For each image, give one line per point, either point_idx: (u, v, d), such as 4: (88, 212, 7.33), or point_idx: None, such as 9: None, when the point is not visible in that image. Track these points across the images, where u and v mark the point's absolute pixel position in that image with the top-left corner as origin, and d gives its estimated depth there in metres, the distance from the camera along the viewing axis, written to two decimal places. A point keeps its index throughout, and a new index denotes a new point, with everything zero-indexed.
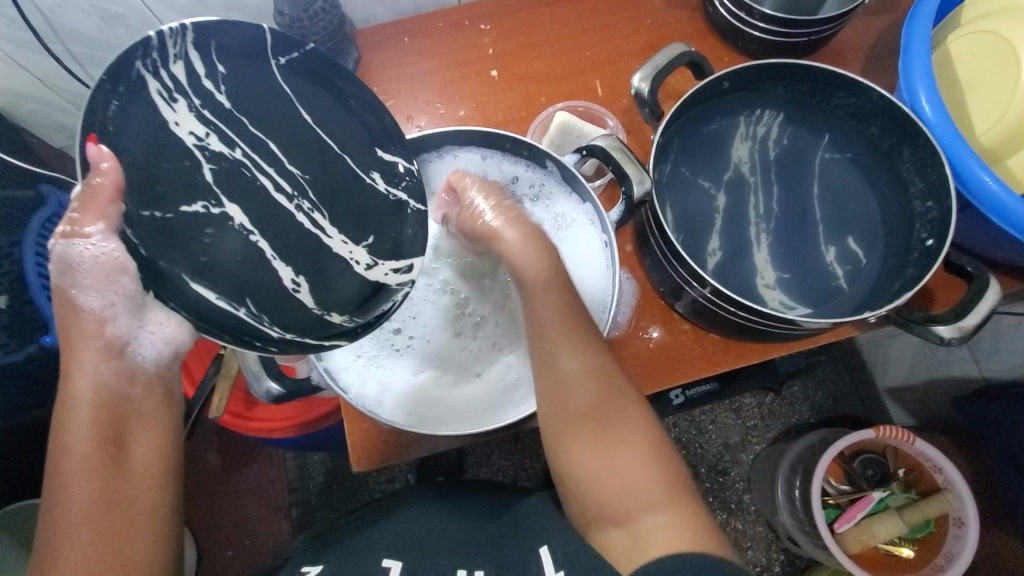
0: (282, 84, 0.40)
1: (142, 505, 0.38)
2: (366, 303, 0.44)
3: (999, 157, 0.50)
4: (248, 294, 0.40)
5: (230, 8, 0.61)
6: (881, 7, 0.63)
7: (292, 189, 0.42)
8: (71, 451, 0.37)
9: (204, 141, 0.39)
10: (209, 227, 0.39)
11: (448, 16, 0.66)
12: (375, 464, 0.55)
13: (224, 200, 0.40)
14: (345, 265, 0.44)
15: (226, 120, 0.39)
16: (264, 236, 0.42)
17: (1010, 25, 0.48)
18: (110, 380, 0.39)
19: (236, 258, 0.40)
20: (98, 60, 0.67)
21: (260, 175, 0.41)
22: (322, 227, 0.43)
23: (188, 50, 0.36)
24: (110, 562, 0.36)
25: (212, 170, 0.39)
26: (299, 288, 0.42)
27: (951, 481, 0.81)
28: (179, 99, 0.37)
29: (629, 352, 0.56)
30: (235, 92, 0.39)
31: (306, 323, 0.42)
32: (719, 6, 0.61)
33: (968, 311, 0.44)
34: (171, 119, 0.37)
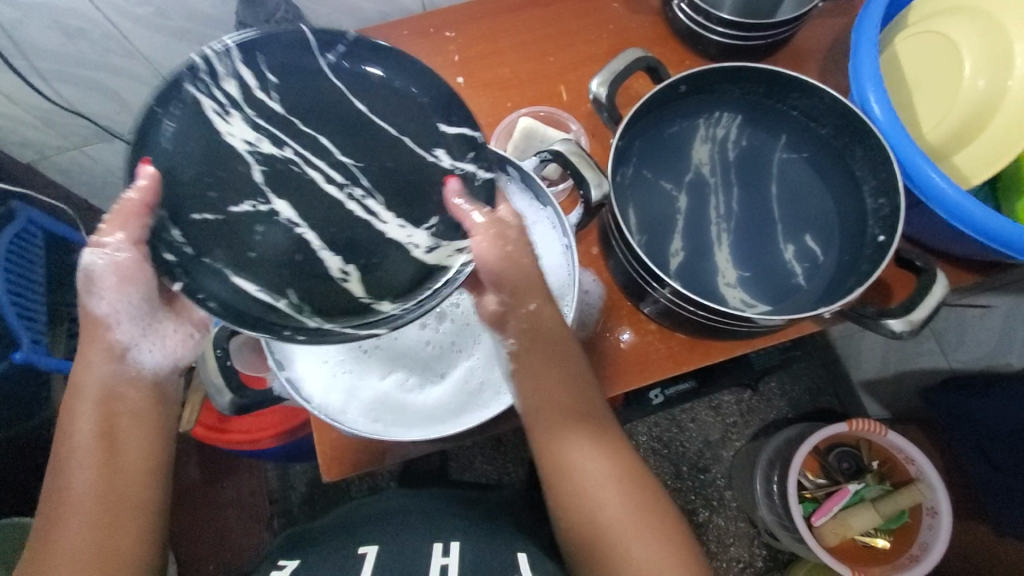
0: (333, 81, 0.43)
1: (131, 500, 0.40)
2: (413, 290, 0.43)
3: (945, 155, 0.50)
4: (291, 285, 0.43)
5: (192, 18, 0.61)
6: (834, 10, 0.65)
7: (345, 177, 0.44)
8: (73, 447, 0.40)
9: (257, 146, 0.43)
10: (260, 224, 0.43)
11: (413, 24, 0.67)
12: (347, 473, 0.55)
13: (273, 198, 0.43)
14: (401, 249, 0.44)
15: (277, 123, 0.43)
16: (311, 228, 0.43)
17: (957, 26, 0.50)
18: (111, 379, 0.42)
19: (279, 250, 0.43)
20: (67, 76, 0.67)
21: (310, 170, 0.44)
22: (376, 212, 0.44)
23: (236, 66, 0.42)
24: (94, 556, 0.38)
25: (265, 170, 0.43)
26: (348, 277, 0.43)
27: (923, 471, 0.82)
28: (233, 112, 0.42)
29: (596, 353, 0.56)
30: (289, 99, 0.43)
31: (345, 311, 0.43)
32: (678, 11, 0.62)
33: (917, 304, 0.45)
34: (227, 130, 0.42)
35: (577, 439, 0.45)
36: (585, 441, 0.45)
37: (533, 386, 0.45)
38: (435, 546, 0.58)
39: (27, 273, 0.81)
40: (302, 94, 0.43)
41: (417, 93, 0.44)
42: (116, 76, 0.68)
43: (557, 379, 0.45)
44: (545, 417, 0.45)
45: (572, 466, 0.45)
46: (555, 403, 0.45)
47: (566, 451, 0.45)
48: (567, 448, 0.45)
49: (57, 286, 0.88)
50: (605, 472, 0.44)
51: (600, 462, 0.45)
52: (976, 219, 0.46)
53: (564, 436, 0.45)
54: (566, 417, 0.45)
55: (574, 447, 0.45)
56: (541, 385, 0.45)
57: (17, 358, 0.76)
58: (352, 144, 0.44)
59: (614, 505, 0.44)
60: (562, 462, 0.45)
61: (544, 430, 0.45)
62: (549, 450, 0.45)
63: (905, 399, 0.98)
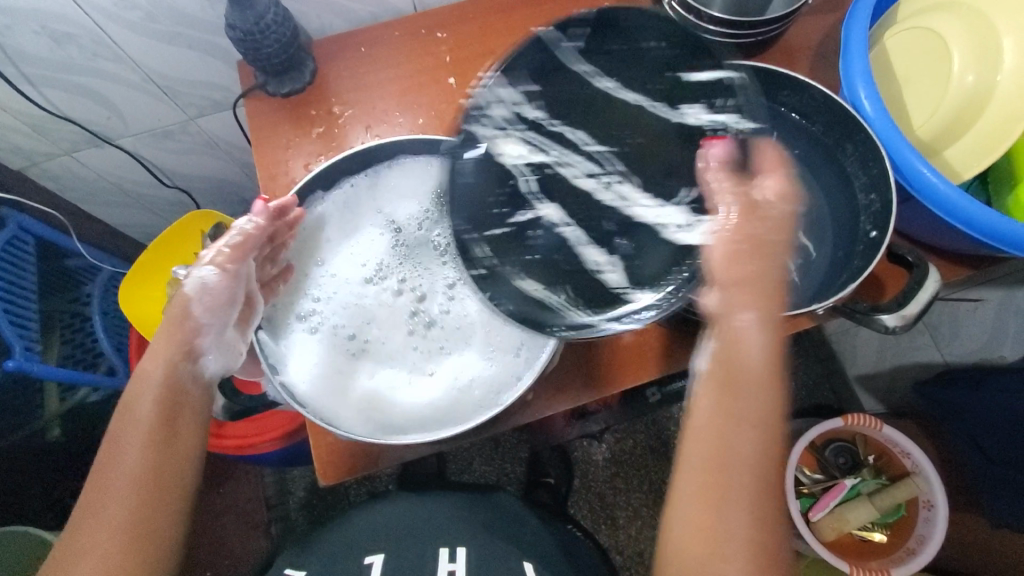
0: (596, 84, 0.49)
1: (170, 491, 0.43)
2: (662, 277, 0.46)
3: (937, 149, 0.50)
4: (565, 281, 0.48)
5: (182, 22, 0.61)
6: (825, 7, 0.65)
7: (617, 165, 0.49)
8: (134, 430, 0.43)
9: (529, 154, 0.48)
10: (530, 228, 0.48)
11: (404, 25, 0.67)
12: (343, 476, 0.54)
13: (538, 204, 0.48)
14: (654, 232, 0.47)
15: (540, 130, 0.48)
16: (571, 227, 0.48)
17: (944, 22, 0.51)
18: (179, 372, 0.46)
19: (553, 248, 0.48)
20: (55, 81, 0.66)
21: (558, 169, 0.49)
22: (626, 195, 0.48)
23: (495, 87, 0.47)
24: (129, 540, 0.40)
25: (538, 178, 0.48)
26: (603, 268, 0.48)
27: (918, 464, 0.83)
28: (511, 126, 0.48)
29: (593, 351, 0.56)
30: (553, 99, 0.49)
31: (600, 300, 0.47)
32: (669, 9, 0.62)
33: (910, 300, 0.45)
34: (501, 150, 0.47)
35: (724, 491, 0.39)
36: (727, 495, 0.39)
37: (715, 413, 0.41)
38: (440, 554, 0.60)
39: (14, 281, 0.80)
40: (560, 101, 0.49)
41: (610, 89, 0.49)
42: (106, 81, 0.68)
43: (747, 417, 0.40)
44: (702, 445, 0.40)
45: (697, 510, 0.39)
46: (729, 440, 0.40)
47: (703, 492, 0.39)
48: (708, 490, 0.39)
49: (50, 293, 0.87)
50: (730, 546, 0.38)
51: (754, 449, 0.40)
52: (968, 213, 0.46)
53: (716, 477, 0.39)
54: (722, 445, 0.40)
55: (738, 420, 0.40)
56: (727, 416, 0.40)
57: (9, 367, 0.74)
58: (599, 131, 0.49)
59: (740, 493, 0.39)
60: (716, 429, 0.40)
61: (691, 458, 0.40)
62: (682, 477, 0.41)
63: (899, 393, 0.99)
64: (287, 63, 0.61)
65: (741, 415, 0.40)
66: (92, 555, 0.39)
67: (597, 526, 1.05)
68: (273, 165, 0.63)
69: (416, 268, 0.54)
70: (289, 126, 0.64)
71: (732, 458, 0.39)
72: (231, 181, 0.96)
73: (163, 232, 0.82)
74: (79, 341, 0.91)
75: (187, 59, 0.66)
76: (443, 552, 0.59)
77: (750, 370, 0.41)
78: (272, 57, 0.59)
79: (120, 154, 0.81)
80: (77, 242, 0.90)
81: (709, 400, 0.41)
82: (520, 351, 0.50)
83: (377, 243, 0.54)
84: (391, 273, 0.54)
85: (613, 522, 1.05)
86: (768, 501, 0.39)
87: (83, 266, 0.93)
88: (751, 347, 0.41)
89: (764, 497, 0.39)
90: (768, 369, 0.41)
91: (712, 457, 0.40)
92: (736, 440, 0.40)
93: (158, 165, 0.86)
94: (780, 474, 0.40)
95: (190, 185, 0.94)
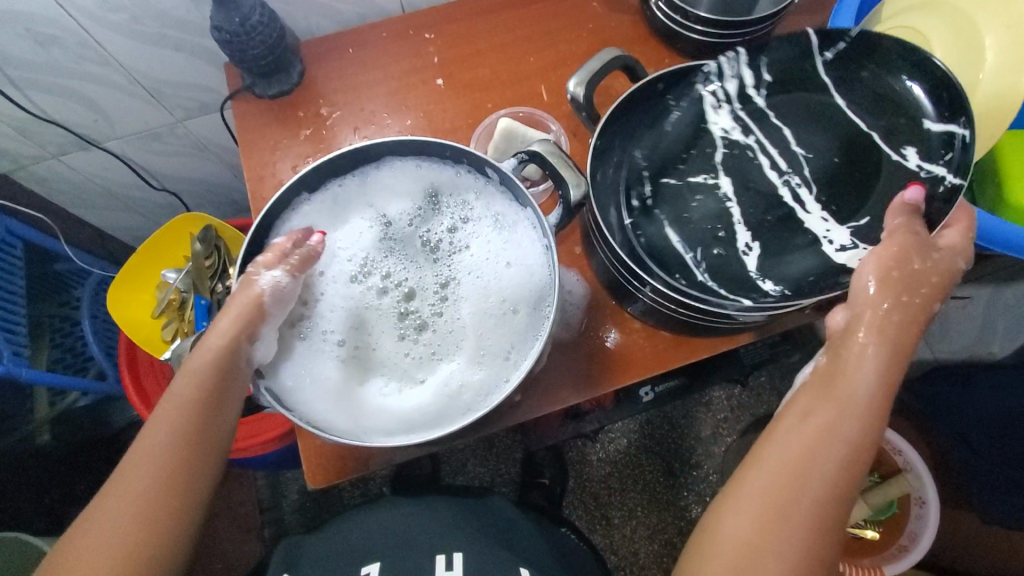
0: (823, 75, 0.50)
1: (191, 471, 0.41)
2: (802, 288, 0.45)
3: None
4: (699, 243, 0.48)
5: (167, 23, 0.60)
6: (811, 6, 0.65)
7: (787, 166, 0.49)
8: (174, 399, 0.43)
9: (728, 133, 0.51)
10: (699, 194, 0.49)
11: (392, 26, 0.66)
12: (331, 479, 0.54)
13: (720, 174, 0.50)
14: (815, 239, 0.47)
15: (757, 120, 0.51)
16: (737, 204, 0.48)
17: (927, 22, 0.51)
18: (232, 352, 0.45)
19: (709, 211, 0.48)
20: (41, 83, 0.66)
21: (761, 155, 0.49)
22: (802, 200, 0.48)
23: (739, 70, 0.51)
24: (137, 514, 0.39)
25: (725, 154, 0.50)
26: (749, 251, 0.47)
27: (911, 461, 0.83)
28: (724, 107, 0.51)
29: (582, 351, 0.56)
30: (770, 98, 0.51)
31: (736, 278, 0.46)
32: (656, 9, 0.62)
33: None
34: (714, 120, 0.51)
35: (795, 501, 0.37)
36: (793, 506, 0.37)
37: (805, 421, 0.39)
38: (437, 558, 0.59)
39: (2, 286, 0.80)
40: (785, 81, 0.51)
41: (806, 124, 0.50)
42: (92, 84, 0.67)
43: (842, 433, 0.38)
44: (784, 453, 0.39)
45: (757, 516, 0.38)
46: (816, 451, 0.38)
47: (769, 498, 0.38)
48: (776, 492, 0.38)
49: (39, 297, 0.87)
50: (778, 559, 0.37)
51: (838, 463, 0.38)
52: None
53: (792, 485, 0.38)
54: (809, 446, 0.38)
55: (834, 429, 0.39)
56: (822, 427, 0.39)
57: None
58: (813, 140, 0.49)
59: (812, 497, 0.37)
60: (805, 429, 0.39)
61: (766, 462, 0.39)
62: (750, 479, 0.39)
63: None
64: (274, 64, 0.61)
65: (834, 428, 0.39)
66: (104, 522, 0.39)
67: (592, 527, 1.04)
68: (261, 167, 0.63)
69: (407, 265, 0.54)
70: (276, 127, 0.64)
71: (811, 470, 0.38)
72: (220, 183, 0.95)
73: (153, 235, 0.81)
74: (68, 345, 0.91)
75: (173, 60, 0.66)
76: (438, 556, 0.59)
77: (854, 387, 0.39)
78: (259, 59, 0.59)
79: (107, 156, 0.80)
80: (65, 246, 0.89)
81: (817, 402, 0.40)
82: (510, 353, 0.50)
83: (365, 239, 0.54)
84: (379, 271, 0.54)
85: (607, 522, 1.05)
86: (833, 524, 0.37)
87: (71, 269, 0.93)
88: (867, 364, 0.40)
89: (830, 517, 0.37)
90: (883, 391, 0.39)
91: (791, 452, 0.39)
92: (823, 445, 0.38)
93: (146, 167, 0.85)
94: (853, 500, 0.38)
95: (179, 188, 0.94)
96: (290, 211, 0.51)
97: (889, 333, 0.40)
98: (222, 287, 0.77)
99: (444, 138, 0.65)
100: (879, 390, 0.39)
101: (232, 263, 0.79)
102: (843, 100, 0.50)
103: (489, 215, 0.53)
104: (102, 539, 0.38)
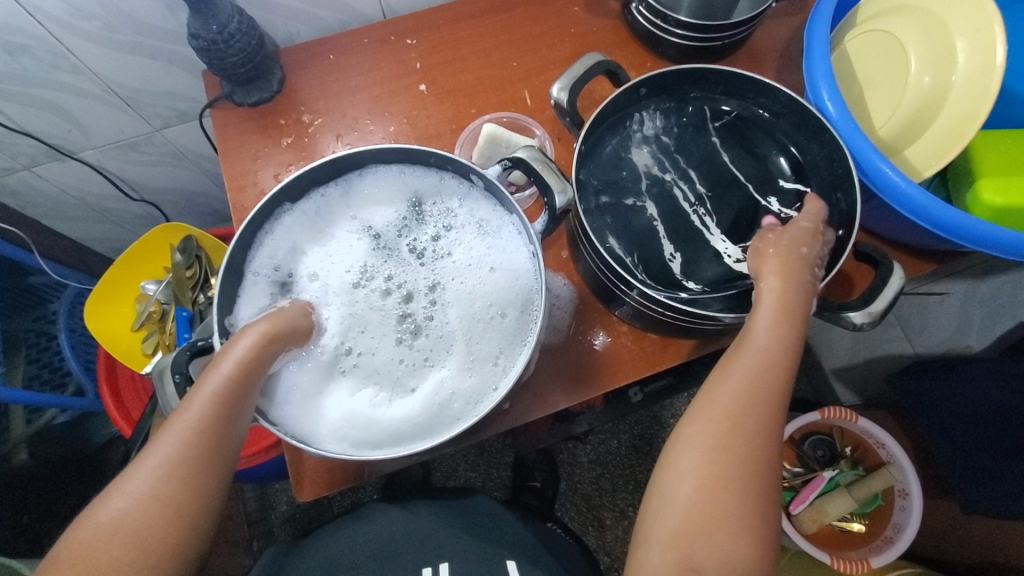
0: (712, 137, 0.55)
1: (228, 460, 0.40)
2: (721, 284, 0.50)
3: (897, 149, 0.51)
4: (636, 249, 0.51)
5: (142, 31, 0.59)
6: (788, 10, 0.66)
7: (694, 199, 0.53)
8: (210, 384, 0.39)
9: (650, 167, 0.54)
10: (631, 211, 0.52)
11: (373, 32, 0.66)
12: (321, 491, 0.54)
13: (645, 197, 0.53)
14: (717, 255, 0.52)
15: (671, 160, 0.54)
16: (660, 220, 0.52)
17: (901, 24, 0.52)
18: (254, 361, 0.41)
19: (641, 227, 0.52)
20: (11, 93, 0.64)
21: (677, 188, 0.54)
22: (708, 225, 0.53)
23: (656, 117, 0.55)
24: (176, 511, 0.37)
25: (649, 181, 0.54)
26: (674, 258, 0.51)
27: (893, 454, 0.84)
28: (644, 145, 0.55)
29: (571, 356, 0.56)
30: (676, 141, 0.55)
31: (665, 278, 0.50)
32: (637, 14, 0.63)
33: (876, 296, 0.45)
34: (637, 154, 0.54)
35: (738, 443, 0.38)
36: (737, 449, 0.38)
37: (732, 372, 0.40)
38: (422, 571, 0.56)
39: None
40: (691, 140, 0.55)
41: (698, 164, 0.55)
42: (65, 93, 0.66)
43: (770, 377, 0.39)
44: (717, 414, 0.39)
45: (707, 469, 0.38)
46: (746, 394, 0.39)
47: (714, 449, 0.38)
48: (720, 441, 0.38)
49: (13, 312, 0.85)
50: (729, 519, 0.37)
51: (769, 409, 0.39)
52: (928, 211, 0.47)
53: (732, 432, 0.38)
54: (748, 397, 0.39)
55: (760, 374, 0.39)
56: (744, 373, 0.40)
57: None
58: (712, 178, 0.54)
59: (750, 445, 0.38)
60: (742, 382, 0.39)
61: (702, 416, 0.39)
62: (691, 431, 0.39)
63: (874, 385, 1.00)
64: (253, 73, 0.60)
65: (760, 369, 0.39)
66: (136, 520, 0.36)
67: (584, 528, 1.05)
68: (242, 176, 0.62)
69: (398, 267, 0.54)
70: (257, 135, 0.63)
71: (743, 428, 0.38)
72: (201, 192, 0.94)
73: (128, 249, 0.79)
74: (45, 360, 0.89)
75: (149, 69, 0.65)
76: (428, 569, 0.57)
77: (765, 339, 0.40)
78: (238, 66, 0.58)
79: (83, 168, 0.79)
80: (40, 259, 0.87)
81: (743, 350, 0.40)
82: (501, 360, 0.50)
83: (354, 247, 0.54)
84: (376, 273, 0.54)
85: (599, 523, 1.05)
86: (770, 472, 0.38)
87: (48, 283, 0.91)
88: (771, 305, 0.41)
89: (769, 462, 0.38)
90: (789, 334, 0.40)
91: (733, 404, 0.39)
92: (754, 395, 0.39)
93: (122, 177, 0.84)
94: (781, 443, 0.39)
95: (158, 198, 0.92)
96: (270, 222, 0.50)
97: (786, 278, 0.42)
98: (204, 299, 0.76)
99: (428, 144, 0.64)
100: (783, 320, 0.40)
101: (213, 273, 0.78)
102: (728, 158, 0.55)
103: (473, 221, 0.53)
104: (138, 538, 0.36)
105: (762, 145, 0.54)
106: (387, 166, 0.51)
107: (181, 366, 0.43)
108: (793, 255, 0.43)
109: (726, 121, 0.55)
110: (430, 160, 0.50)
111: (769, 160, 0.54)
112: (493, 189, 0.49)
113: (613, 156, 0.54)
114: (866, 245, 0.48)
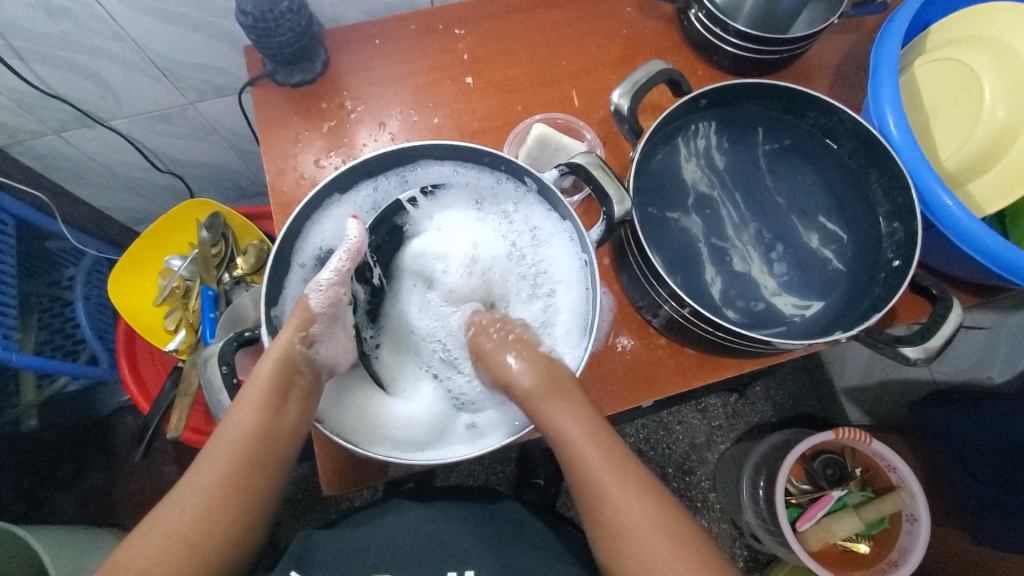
0: (760, 160, 0.55)
1: (252, 485, 0.43)
2: (757, 313, 0.51)
3: (961, 182, 0.51)
4: (680, 270, 0.51)
5: (189, 3, 0.58)
6: (847, 26, 0.65)
7: (746, 228, 0.54)
8: (247, 402, 0.45)
9: (697, 181, 0.54)
10: (688, 237, 0.53)
11: (421, 18, 0.65)
12: (347, 487, 0.53)
13: (690, 214, 0.53)
14: (757, 287, 0.52)
15: (722, 180, 0.55)
16: (705, 244, 0.53)
17: (975, 54, 0.51)
18: (280, 368, 0.46)
19: (682, 245, 0.52)
20: (45, 55, 0.62)
21: (724, 209, 0.54)
22: (750, 257, 0.53)
23: (710, 131, 0.55)
24: (189, 548, 0.40)
25: (695, 202, 0.54)
26: (715, 282, 0.52)
27: (904, 479, 0.84)
28: (695, 158, 0.54)
29: (606, 366, 0.56)
30: (729, 163, 0.55)
31: (702, 295, 0.51)
32: (694, 20, 0.61)
33: (933, 332, 0.45)
34: (687, 171, 0.54)
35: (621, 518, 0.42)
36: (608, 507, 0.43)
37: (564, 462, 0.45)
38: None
39: None
40: (737, 163, 0.55)
41: (752, 196, 0.55)
42: (101, 59, 0.64)
43: (578, 444, 0.44)
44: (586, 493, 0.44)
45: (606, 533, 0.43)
46: (604, 513, 0.43)
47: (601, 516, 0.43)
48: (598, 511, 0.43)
49: (29, 275, 0.83)
50: (645, 549, 0.41)
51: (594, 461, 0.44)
52: (980, 241, 0.47)
53: (621, 546, 0.42)
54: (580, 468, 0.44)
55: (568, 441, 0.44)
56: (585, 500, 0.44)
57: None
58: (760, 207, 0.54)
59: (616, 493, 0.43)
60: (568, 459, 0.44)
61: (585, 502, 0.44)
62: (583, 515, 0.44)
63: (886, 407, 1.01)
64: (300, 53, 0.59)
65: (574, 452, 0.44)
66: (180, 529, 0.41)
67: None
68: (281, 159, 0.60)
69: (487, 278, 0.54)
70: (298, 118, 0.62)
71: (601, 487, 0.43)
72: (226, 168, 0.92)
73: (155, 222, 0.77)
74: (58, 326, 0.88)
75: (190, 40, 0.63)
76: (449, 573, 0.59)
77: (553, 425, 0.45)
78: (285, 47, 0.57)
79: (111, 135, 0.77)
80: (61, 224, 0.86)
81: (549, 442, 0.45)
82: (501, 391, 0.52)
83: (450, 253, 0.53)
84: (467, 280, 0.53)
85: None
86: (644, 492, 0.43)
87: (64, 248, 0.89)
88: (564, 424, 0.44)
89: (636, 488, 0.43)
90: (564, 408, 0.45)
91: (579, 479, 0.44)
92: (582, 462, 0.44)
93: (150, 147, 0.82)
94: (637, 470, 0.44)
95: (183, 170, 0.90)
96: (319, 213, 0.48)
97: (521, 389, 0.46)
98: (230, 278, 0.76)
99: (471, 139, 0.63)
100: (557, 407, 0.45)
101: (238, 252, 0.77)
102: (772, 184, 0.55)
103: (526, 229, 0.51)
104: (184, 542, 0.40)
105: (805, 171, 0.55)
106: (440, 161, 0.49)
107: (228, 359, 0.45)
108: (529, 350, 0.47)
109: (780, 145, 0.55)
110: (484, 160, 0.48)
111: (819, 188, 0.55)
112: (547, 195, 0.48)
113: (680, 180, 0.54)
114: (924, 278, 0.48)
